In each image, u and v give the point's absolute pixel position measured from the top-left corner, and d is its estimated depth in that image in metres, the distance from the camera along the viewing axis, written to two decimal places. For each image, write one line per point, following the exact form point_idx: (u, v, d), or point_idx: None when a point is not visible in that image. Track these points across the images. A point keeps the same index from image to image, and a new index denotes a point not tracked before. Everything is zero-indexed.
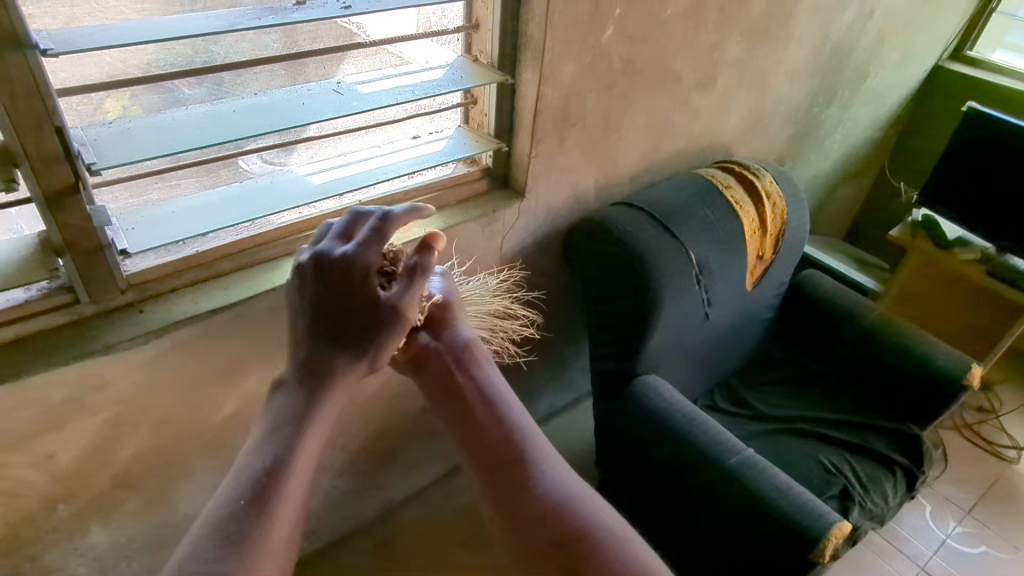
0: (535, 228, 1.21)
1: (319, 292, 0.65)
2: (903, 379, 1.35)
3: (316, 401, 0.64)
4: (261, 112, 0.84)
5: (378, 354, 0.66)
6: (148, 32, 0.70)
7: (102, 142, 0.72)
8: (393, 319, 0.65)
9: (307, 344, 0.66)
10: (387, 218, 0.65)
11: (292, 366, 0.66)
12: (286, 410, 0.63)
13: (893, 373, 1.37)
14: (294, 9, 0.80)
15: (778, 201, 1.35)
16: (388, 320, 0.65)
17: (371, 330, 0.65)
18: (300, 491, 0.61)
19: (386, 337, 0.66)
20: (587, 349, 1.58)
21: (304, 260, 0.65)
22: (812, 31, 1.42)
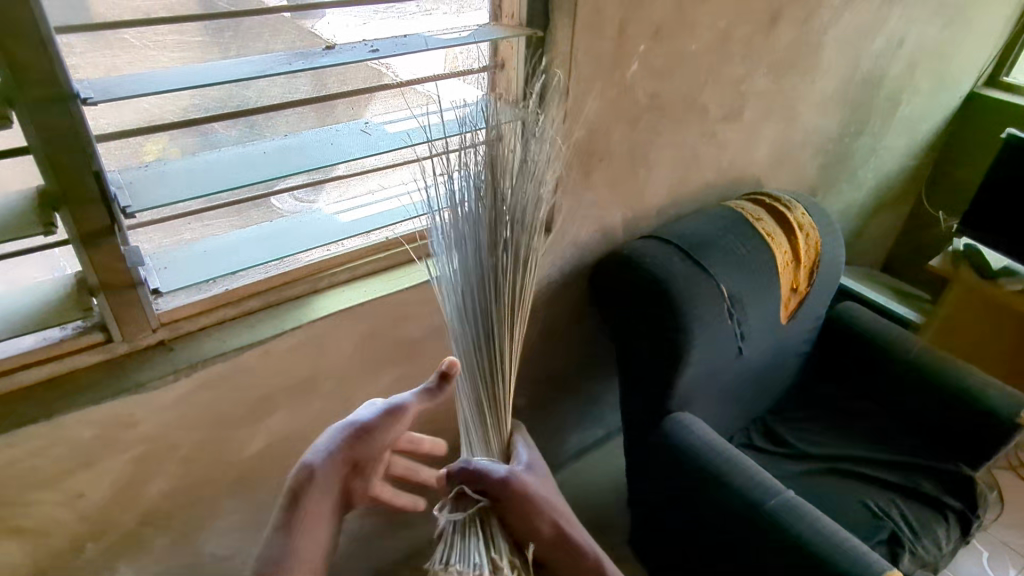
0: (562, 262, 1.20)
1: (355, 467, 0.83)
2: (967, 438, 1.26)
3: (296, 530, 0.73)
4: (291, 154, 0.85)
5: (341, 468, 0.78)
6: (183, 79, 0.73)
7: (137, 185, 0.75)
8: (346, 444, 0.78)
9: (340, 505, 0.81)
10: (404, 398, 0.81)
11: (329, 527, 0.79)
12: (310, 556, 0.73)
13: (956, 432, 1.28)
14: (324, 54, 0.82)
15: (811, 232, 1.32)
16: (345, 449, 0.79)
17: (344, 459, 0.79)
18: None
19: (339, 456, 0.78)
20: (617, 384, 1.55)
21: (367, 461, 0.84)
22: (841, 61, 1.41)
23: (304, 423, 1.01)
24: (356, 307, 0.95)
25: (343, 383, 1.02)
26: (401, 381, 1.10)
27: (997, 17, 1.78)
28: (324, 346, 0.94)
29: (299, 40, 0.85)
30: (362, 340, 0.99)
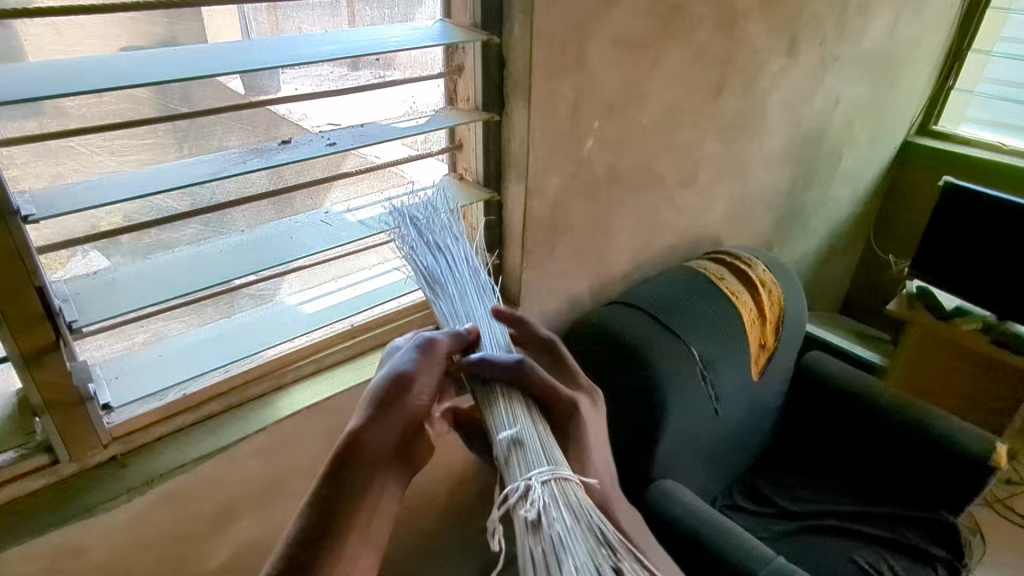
0: None
1: (392, 414, 0.67)
2: (948, 486, 1.27)
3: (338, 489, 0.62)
4: (249, 251, 0.83)
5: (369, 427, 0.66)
6: (133, 187, 0.71)
7: (84, 296, 0.72)
8: (388, 398, 0.68)
9: (383, 467, 0.66)
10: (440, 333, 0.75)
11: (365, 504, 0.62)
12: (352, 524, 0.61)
13: (938, 479, 1.28)
14: (280, 150, 0.81)
15: (774, 288, 1.35)
16: (382, 404, 0.67)
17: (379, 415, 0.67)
18: None
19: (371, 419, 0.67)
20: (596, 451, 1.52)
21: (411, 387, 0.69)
22: (784, 122, 1.47)
23: (273, 529, 0.95)
24: (321, 402, 0.90)
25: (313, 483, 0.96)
26: None
27: (922, 72, 1.90)
28: (291, 447, 0.90)
29: (253, 135, 0.84)
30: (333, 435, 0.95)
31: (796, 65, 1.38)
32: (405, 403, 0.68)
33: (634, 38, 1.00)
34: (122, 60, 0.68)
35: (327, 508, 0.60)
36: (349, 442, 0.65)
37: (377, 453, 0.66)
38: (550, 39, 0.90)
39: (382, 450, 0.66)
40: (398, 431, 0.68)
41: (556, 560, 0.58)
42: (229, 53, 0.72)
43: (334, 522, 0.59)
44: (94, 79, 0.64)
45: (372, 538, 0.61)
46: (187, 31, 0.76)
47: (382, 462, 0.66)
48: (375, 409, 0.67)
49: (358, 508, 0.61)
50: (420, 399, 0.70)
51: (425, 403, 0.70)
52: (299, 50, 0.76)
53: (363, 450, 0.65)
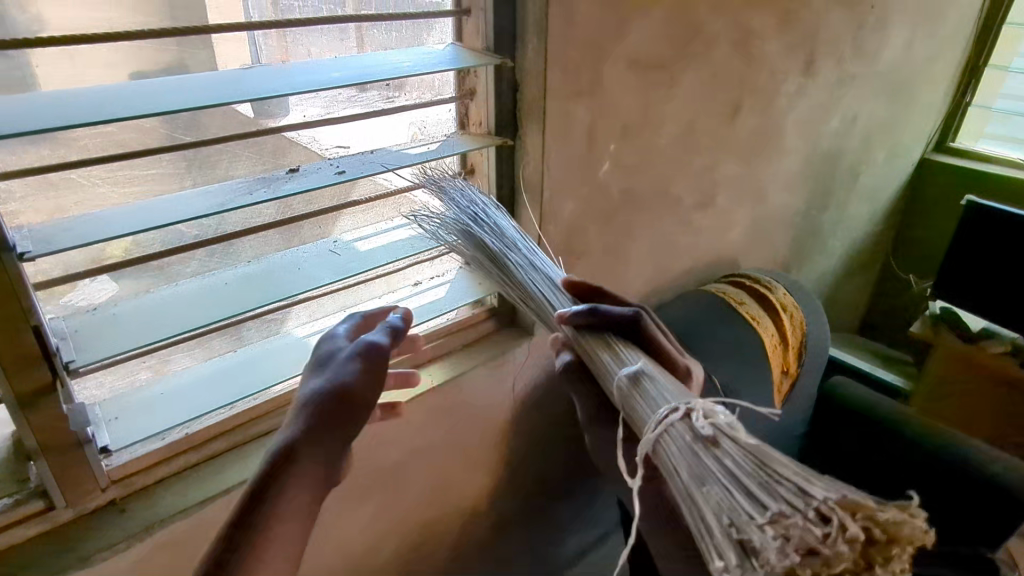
0: (547, 363, 1.14)
1: (321, 424, 0.65)
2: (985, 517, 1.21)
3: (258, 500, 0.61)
4: (255, 284, 0.80)
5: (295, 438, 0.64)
6: (134, 221, 0.67)
7: (83, 334, 0.69)
8: (314, 408, 0.66)
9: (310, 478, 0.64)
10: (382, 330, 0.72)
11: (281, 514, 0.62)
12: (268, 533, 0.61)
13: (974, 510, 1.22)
14: (288, 179, 0.78)
15: (795, 312, 1.30)
16: (310, 414, 0.65)
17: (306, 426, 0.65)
18: None
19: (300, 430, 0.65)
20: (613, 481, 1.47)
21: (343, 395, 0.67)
22: (802, 142, 1.44)
23: None
24: None
25: (320, 523, 0.92)
26: (382, 511, 1.01)
27: (939, 89, 1.86)
28: None
29: (260, 163, 0.82)
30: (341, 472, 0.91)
31: (813, 83, 1.35)
32: (335, 413, 0.66)
33: (650, 59, 0.97)
34: (125, 90, 0.65)
35: (243, 520, 0.60)
36: (276, 456, 0.63)
37: (308, 469, 0.64)
38: (565, 62, 0.87)
39: (311, 465, 0.64)
40: (327, 446, 0.66)
41: (737, 473, 0.58)
42: (233, 82, 0.70)
43: (250, 547, 0.59)
44: (94, 109, 0.61)
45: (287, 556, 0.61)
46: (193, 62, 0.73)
47: (312, 473, 0.65)
48: (308, 423, 0.65)
49: (274, 531, 0.61)
50: (354, 412, 0.67)
51: (358, 416, 0.68)
52: (307, 76, 0.73)
53: (289, 461, 0.63)
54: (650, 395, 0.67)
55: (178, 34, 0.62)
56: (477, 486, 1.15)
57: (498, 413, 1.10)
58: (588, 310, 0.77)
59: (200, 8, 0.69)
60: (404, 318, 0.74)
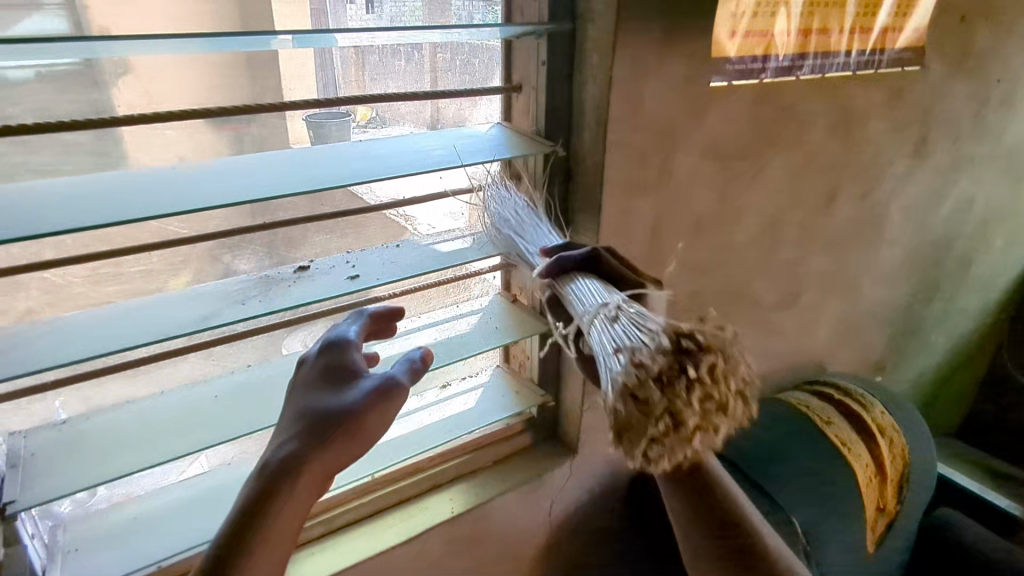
0: (592, 484, 0.99)
1: (335, 447, 0.49)
2: None
3: (247, 514, 0.46)
4: (248, 400, 0.68)
5: (297, 445, 0.49)
6: (98, 334, 0.56)
7: (39, 461, 0.59)
8: (330, 422, 0.50)
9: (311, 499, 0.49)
10: (413, 359, 0.57)
11: (267, 533, 0.46)
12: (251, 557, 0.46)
13: None
14: (293, 281, 0.67)
15: (895, 437, 1.08)
16: (323, 428, 0.50)
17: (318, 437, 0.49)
18: None
19: (308, 444, 0.49)
20: None
21: (363, 407, 0.51)
22: (907, 231, 1.24)
23: None
24: None
25: None
26: None
27: None
28: None
29: (268, 257, 0.72)
30: None
31: (923, 168, 1.16)
32: (352, 441, 0.50)
33: (731, 146, 0.83)
34: (104, 184, 0.56)
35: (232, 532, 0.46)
36: (257, 492, 0.47)
37: (303, 495, 0.48)
38: (629, 152, 0.73)
39: (304, 496, 0.48)
40: (324, 477, 0.50)
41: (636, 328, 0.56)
42: (229, 180, 0.59)
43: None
44: (57, 210, 0.51)
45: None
46: (252, 140, 0.70)
47: (311, 499, 0.49)
48: (302, 449, 0.48)
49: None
50: (357, 443, 0.51)
51: (361, 449, 0.51)
52: (317, 171, 0.62)
53: (286, 470, 0.48)
54: (580, 292, 0.64)
55: (152, 121, 0.52)
56: None
57: (530, 540, 0.95)
58: (560, 261, 0.67)
59: (237, 90, 0.64)
60: (424, 357, 0.58)
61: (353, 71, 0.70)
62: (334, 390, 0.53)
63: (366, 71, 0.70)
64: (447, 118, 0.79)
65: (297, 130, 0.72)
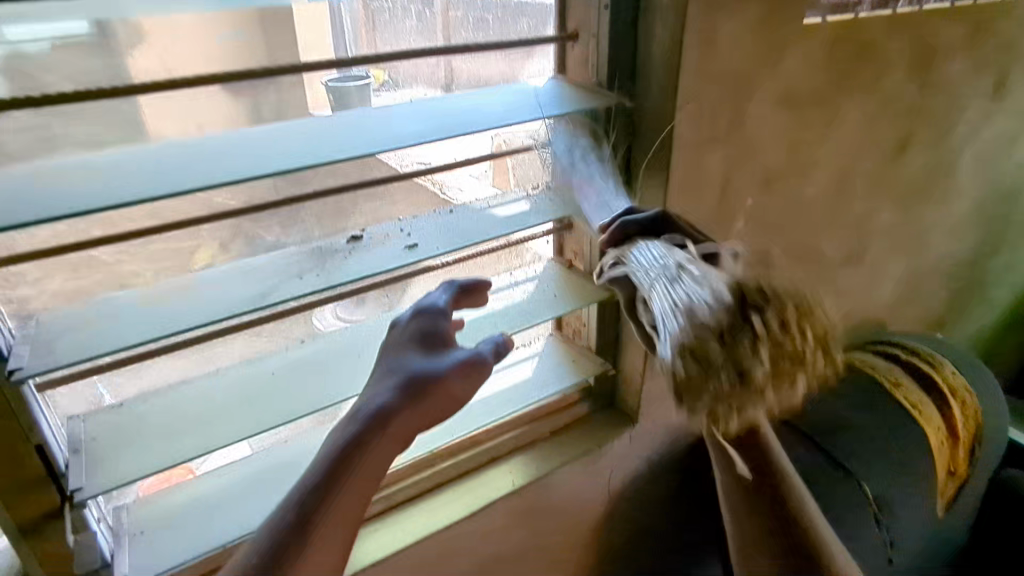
0: (650, 452, 0.96)
1: (423, 409, 0.49)
2: None
3: (341, 464, 0.46)
4: (307, 380, 0.66)
5: (392, 401, 0.49)
6: (152, 314, 0.53)
7: (101, 446, 0.57)
8: (423, 381, 0.50)
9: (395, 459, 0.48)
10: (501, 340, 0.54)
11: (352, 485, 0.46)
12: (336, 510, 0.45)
13: None
14: (347, 253, 0.63)
15: (968, 397, 1.04)
16: (417, 387, 0.49)
17: (410, 396, 0.49)
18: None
19: (401, 404, 0.49)
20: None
21: (452, 372, 0.51)
22: (978, 181, 1.16)
23: None
24: (392, 556, 0.74)
25: None
26: None
27: None
28: None
29: (319, 228, 0.68)
30: None
31: (999, 112, 1.08)
32: (441, 405, 0.50)
33: (805, 93, 0.76)
34: (150, 155, 0.52)
35: (323, 481, 0.45)
36: (339, 454, 0.46)
37: (389, 452, 0.48)
38: (700, 102, 0.68)
39: (383, 459, 0.47)
40: (407, 441, 0.49)
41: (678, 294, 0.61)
42: (280, 147, 0.55)
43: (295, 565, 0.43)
44: (104, 187, 0.48)
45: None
46: (272, 106, 0.62)
47: (392, 460, 0.48)
48: (392, 409, 0.48)
49: (321, 548, 0.44)
50: (443, 408, 0.50)
51: (445, 415, 0.50)
52: (370, 135, 0.58)
53: (379, 424, 0.48)
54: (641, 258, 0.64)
55: (200, 82, 0.48)
56: None
57: (588, 510, 0.93)
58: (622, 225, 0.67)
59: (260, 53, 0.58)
60: (505, 344, 0.54)
61: (364, 31, 0.61)
62: (419, 354, 0.52)
63: (377, 28, 0.61)
64: (466, 77, 0.70)
65: (316, 92, 0.63)
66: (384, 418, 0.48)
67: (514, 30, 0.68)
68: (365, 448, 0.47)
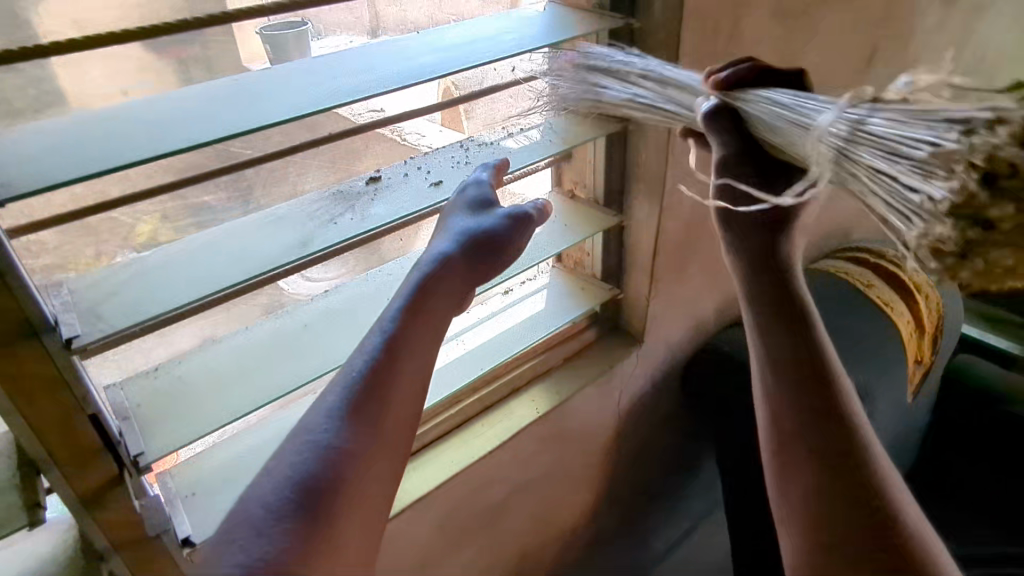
0: (654, 369, 1.01)
1: (470, 262, 0.58)
2: None
3: (416, 306, 0.53)
4: (340, 328, 0.66)
5: (449, 256, 0.57)
6: (194, 270, 0.52)
7: (149, 409, 0.57)
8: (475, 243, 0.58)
9: (451, 307, 0.57)
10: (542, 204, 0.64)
11: (423, 317, 0.53)
12: (416, 347, 0.52)
13: None
14: (370, 195, 0.62)
15: (931, 292, 1.13)
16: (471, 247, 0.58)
17: (463, 252, 0.58)
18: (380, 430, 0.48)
19: (458, 256, 0.57)
20: (717, 483, 1.31)
21: (498, 226, 0.59)
22: None
23: None
24: (435, 489, 0.77)
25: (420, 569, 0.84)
26: (485, 547, 0.93)
27: None
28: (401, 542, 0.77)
29: (332, 173, 0.67)
30: (443, 519, 0.82)
31: (950, 17, 1.13)
32: (488, 258, 0.59)
33: (791, 4, 0.79)
34: (171, 106, 0.51)
35: (406, 321, 0.52)
36: (413, 296, 0.54)
37: (447, 293, 0.56)
38: (702, 17, 0.70)
39: (445, 302, 0.56)
40: (458, 293, 0.57)
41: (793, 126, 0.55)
42: (297, 92, 0.54)
43: (389, 391, 0.49)
44: (134, 143, 0.47)
45: (410, 415, 0.51)
46: (199, 59, 0.57)
47: (449, 310, 0.56)
48: (451, 259, 0.57)
49: (405, 380, 0.50)
50: (489, 261, 0.59)
51: (492, 267, 0.60)
52: (384, 72, 0.57)
53: (440, 271, 0.56)
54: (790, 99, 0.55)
55: (227, 20, 0.47)
56: (577, 505, 1.05)
57: (602, 428, 0.98)
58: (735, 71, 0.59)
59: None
60: (544, 207, 0.64)
61: None
62: (467, 215, 0.59)
63: None
64: (391, 24, 0.67)
65: (251, 44, 0.60)
66: (446, 265, 0.56)
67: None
68: (427, 289, 0.55)
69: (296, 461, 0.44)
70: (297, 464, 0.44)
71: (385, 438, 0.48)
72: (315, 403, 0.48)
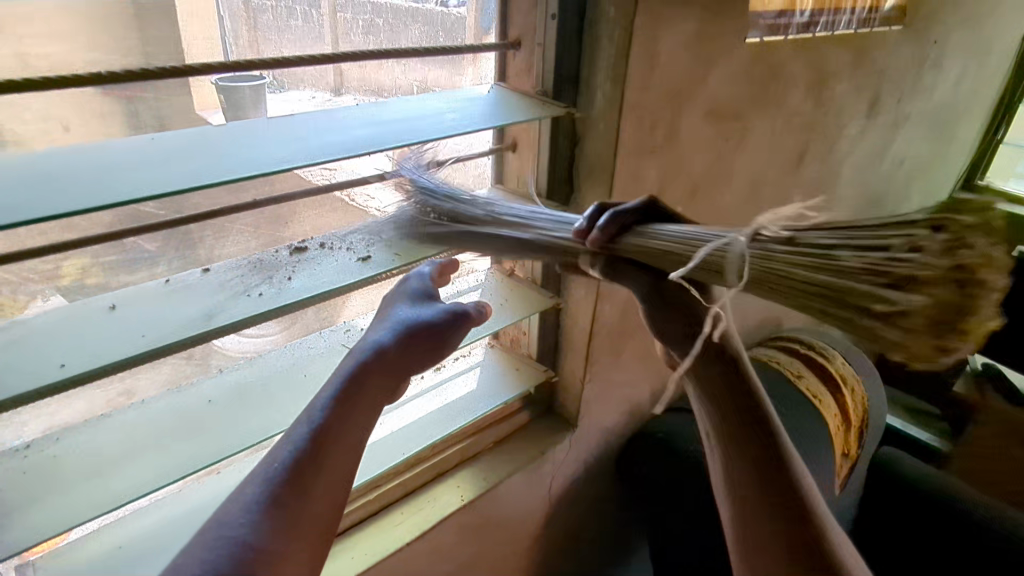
0: (588, 454, 0.98)
1: (407, 352, 0.54)
2: None
3: (346, 397, 0.49)
4: (248, 403, 0.61)
5: (387, 344, 0.53)
6: (81, 343, 0.47)
7: (11, 495, 0.50)
8: (415, 331, 0.55)
9: (384, 400, 0.52)
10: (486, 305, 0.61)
11: (352, 409, 0.49)
12: (342, 441, 0.47)
13: None
14: (292, 267, 0.59)
15: (855, 386, 1.16)
16: (409, 335, 0.54)
17: (402, 340, 0.54)
18: (298, 527, 0.42)
19: (397, 345, 0.53)
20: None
21: (438, 317, 0.56)
22: (856, 188, 1.30)
23: None
24: None
25: None
26: None
27: (973, 129, 1.77)
28: None
29: (258, 239, 0.64)
30: None
31: (873, 127, 1.22)
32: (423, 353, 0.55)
33: (727, 107, 0.82)
34: (84, 158, 0.48)
35: (337, 414, 0.48)
36: (345, 385, 0.50)
37: (380, 387, 0.52)
38: (641, 112, 0.71)
39: (377, 397, 0.51)
40: (390, 385, 0.53)
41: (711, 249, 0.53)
42: (222, 153, 0.51)
43: (312, 483, 0.44)
44: (33, 197, 0.43)
45: (332, 509, 0.46)
46: (148, 106, 0.55)
47: (380, 403, 0.52)
48: (386, 352, 0.53)
49: (330, 474, 0.46)
50: (426, 354, 0.55)
51: (430, 359, 0.56)
52: (321, 140, 0.55)
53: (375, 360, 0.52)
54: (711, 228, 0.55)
55: (154, 77, 0.44)
56: None
57: (531, 515, 0.94)
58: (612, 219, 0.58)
59: (159, 51, 0.52)
60: (485, 309, 0.60)
61: (244, 30, 0.56)
62: (407, 305, 0.57)
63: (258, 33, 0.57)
64: (354, 82, 0.65)
65: (203, 93, 0.58)
66: (382, 357, 0.52)
67: (406, 37, 0.64)
68: (358, 380, 0.50)
69: (208, 557, 0.39)
70: (208, 563, 0.38)
71: (308, 535, 0.43)
72: (231, 495, 0.43)
